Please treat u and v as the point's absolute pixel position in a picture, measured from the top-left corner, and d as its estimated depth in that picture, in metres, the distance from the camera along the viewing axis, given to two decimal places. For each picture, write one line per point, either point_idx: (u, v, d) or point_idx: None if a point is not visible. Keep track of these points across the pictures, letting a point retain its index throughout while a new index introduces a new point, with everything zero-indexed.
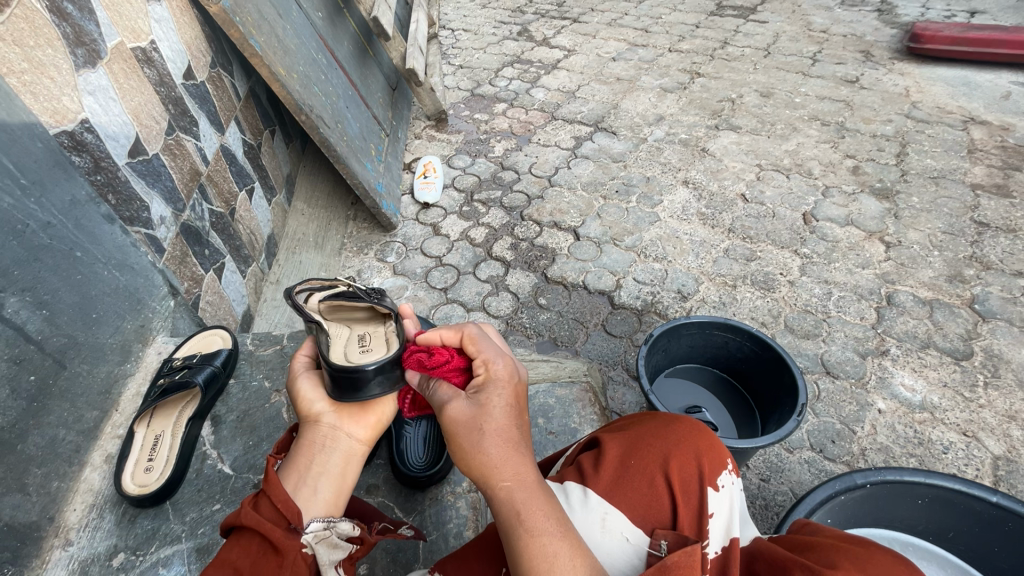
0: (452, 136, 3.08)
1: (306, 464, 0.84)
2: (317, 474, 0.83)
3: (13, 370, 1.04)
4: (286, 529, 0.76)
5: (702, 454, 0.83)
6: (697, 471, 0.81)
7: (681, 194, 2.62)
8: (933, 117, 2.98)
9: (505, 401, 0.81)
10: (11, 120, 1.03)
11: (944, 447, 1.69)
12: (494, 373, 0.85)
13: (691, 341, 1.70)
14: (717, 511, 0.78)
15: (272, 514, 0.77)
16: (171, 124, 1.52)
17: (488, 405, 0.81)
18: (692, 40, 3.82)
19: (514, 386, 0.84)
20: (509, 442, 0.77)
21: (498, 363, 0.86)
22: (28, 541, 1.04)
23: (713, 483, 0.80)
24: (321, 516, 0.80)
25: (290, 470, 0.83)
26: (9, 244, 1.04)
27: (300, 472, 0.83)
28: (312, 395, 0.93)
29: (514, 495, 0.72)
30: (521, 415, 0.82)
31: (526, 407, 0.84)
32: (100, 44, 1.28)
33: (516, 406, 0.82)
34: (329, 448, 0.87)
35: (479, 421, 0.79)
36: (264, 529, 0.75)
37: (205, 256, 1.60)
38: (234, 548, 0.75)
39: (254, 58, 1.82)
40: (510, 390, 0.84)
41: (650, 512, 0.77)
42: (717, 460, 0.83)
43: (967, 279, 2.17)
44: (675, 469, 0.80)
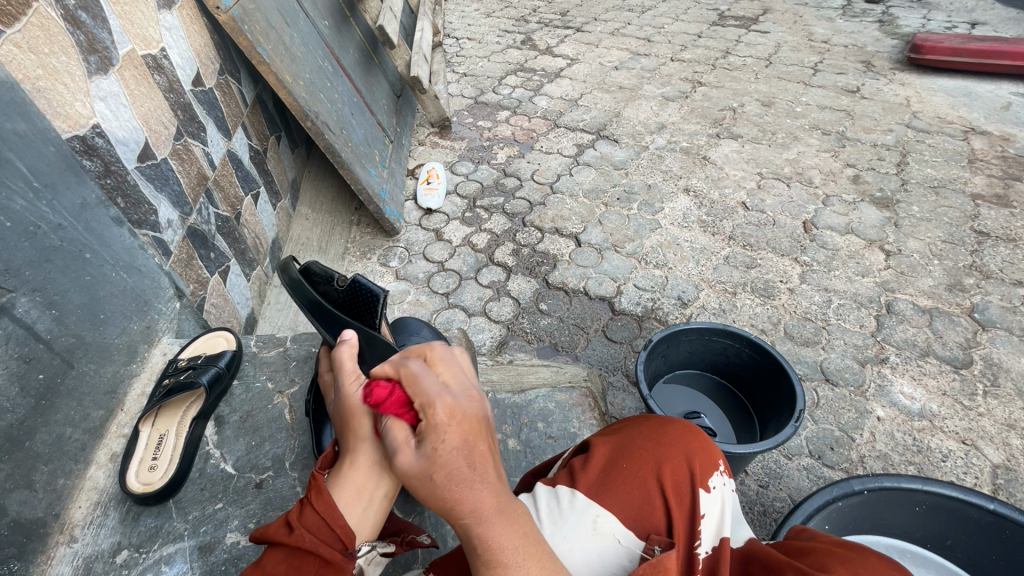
0: (456, 142, 3.11)
1: (360, 485, 0.79)
2: (369, 497, 0.79)
3: (22, 368, 1.07)
4: (343, 554, 0.75)
5: (694, 459, 0.85)
6: (688, 476, 0.82)
7: (682, 202, 2.64)
8: (934, 127, 3.00)
9: (451, 445, 0.70)
10: (26, 126, 1.06)
11: (943, 455, 1.69)
12: (436, 418, 0.72)
13: (691, 347, 1.72)
14: (708, 512, 0.81)
15: (328, 536, 0.75)
16: (179, 130, 1.55)
17: (435, 454, 0.69)
18: (694, 49, 3.86)
19: (464, 425, 0.72)
20: (462, 483, 0.68)
21: (437, 405, 0.73)
22: (33, 537, 1.06)
23: (704, 484, 0.83)
24: (368, 540, 0.81)
25: (341, 487, 0.79)
26: (22, 245, 1.07)
27: (351, 492, 0.79)
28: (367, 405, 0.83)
29: (475, 532, 0.67)
30: (477, 449, 0.71)
31: (482, 439, 0.73)
32: (112, 52, 1.31)
33: (469, 444, 0.71)
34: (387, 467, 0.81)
35: (429, 472, 0.69)
36: (324, 551, 0.73)
37: (211, 258, 1.62)
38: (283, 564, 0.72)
39: (261, 65, 1.86)
40: (461, 429, 0.72)
41: (644, 517, 0.78)
42: (709, 463, 0.86)
43: (967, 288, 2.18)
44: (668, 475, 0.81)
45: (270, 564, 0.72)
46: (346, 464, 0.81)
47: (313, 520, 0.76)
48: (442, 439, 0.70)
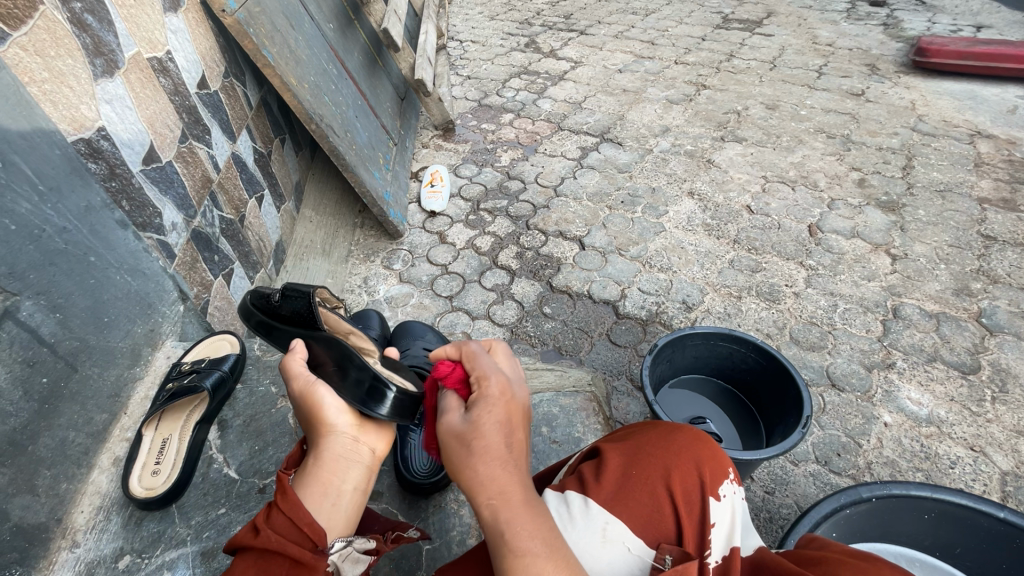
0: (459, 145, 3.11)
1: (327, 480, 0.80)
2: (338, 491, 0.80)
3: (26, 372, 1.06)
4: (314, 552, 0.74)
5: (703, 466, 0.84)
6: (698, 484, 0.82)
7: (686, 205, 2.63)
8: (939, 131, 2.99)
9: (495, 418, 0.77)
10: (31, 129, 1.06)
11: (951, 462, 1.68)
12: (489, 389, 0.81)
13: (696, 352, 1.71)
14: (718, 522, 0.80)
15: (297, 535, 0.74)
16: (184, 133, 1.55)
17: (482, 422, 0.77)
18: (697, 52, 3.85)
19: (508, 404, 0.80)
20: (497, 459, 0.73)
21: (493, 379, 0.83)
22: (36, 542, 1.05)
23: (714, 493, 0.82)
24: (342, 536, 0.79)
25: (308, 485, 0.79)
26: (26, 248, 1.07)
27: (319, 488, 0.79)
28: (330, 403, 0.88)
29: (500, 514, 0.69)
30: (514, 432, 0.78)
31: (521, 424, 0.80)
32: (118, 54, 1.31)
33: (508, 423, 0.78)
34: (354, 463, 0.84)
35: (469, 439, 0.75)
36: (293, 549, 0.72)
37: (215, 261, 1.62)
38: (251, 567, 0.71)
39: (266, 68, 1.86)
40: (506, 407, 0.80)
41: (653, 525, 0.76)
42: (719, 472, 0.85)
43: (974, 292, 2.17)
44: (677, 483, 0.80)
45: (240, 568, 0.71)
46: (311, 463, 0.82)
47: (280, 520, 0.75)
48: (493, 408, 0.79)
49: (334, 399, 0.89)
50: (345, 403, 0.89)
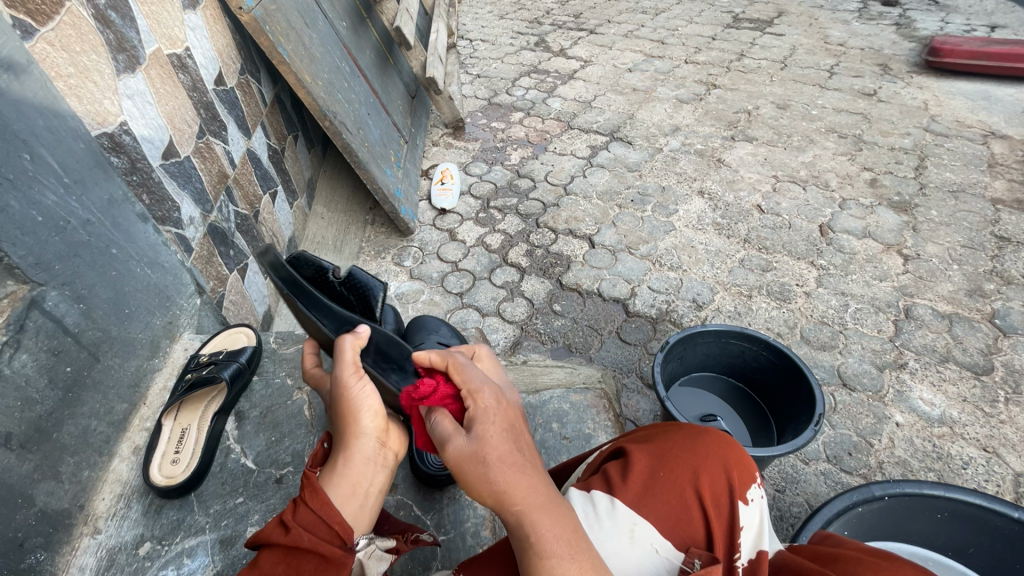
0: (470, 143, 3.12)
1: (356, 481, 0.81)
2: (366, 493, 0.81)
3: (52, 361, 1.08)
4: (341, 547, 0.78)
5: (731, 470, 0.84)
6: (726, 487, 0.82)
7: (697, 205, 2.63)
8: (952, 131, 2.97)
9: (500, 428, 0.75)
10: (57, 122, 1.08)
11: (964, 462, 1.67)
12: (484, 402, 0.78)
13: (707, 349, 1.71)
14: (746, 525, 0.81)
15: (326, 533, 0.77)
16: (202, 128, 1.57)
17: (488, 437, 0.74)
18: (708, 51, 3.85)
19: (506, 412, 0.78)
20: (515, 466, 0.72)
21: (485, 392, 0.79)
22: (59, 528, 1.07)
23: (742, 496, 0.83)
24: (365, 533, 0.82)
25: (334, 483, 0.80)
26: (51, 240, 1.08)
27: (347, 489, 0.80)
28: (365, 404, 0.84)
29: (528, 521, 0.70)
30: (522, 436, 0.76)
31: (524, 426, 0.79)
32: (139, 50, 1.33)
33: (513, 429, 0.76)
34: (380, 467, 0.84)
35: (481, 455, 0.72)
36: (322, 547, 0.75)
37: (230, 255, 1.64)
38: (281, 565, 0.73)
39: (281, 65, 1.88)
40: (504, 414, 0.78)
41: (682, 528, 0.78)
42: (747, 475, 0.86)
43: (988, 293, 2.15)
44: (705, 486, 0.81)
45: (267, 564, 0.74)
46: (339, 461, 0.82)
47: (309, 518, 0.77)
48: (492, 419, 0.76)
49: (371, 397, 0.85)
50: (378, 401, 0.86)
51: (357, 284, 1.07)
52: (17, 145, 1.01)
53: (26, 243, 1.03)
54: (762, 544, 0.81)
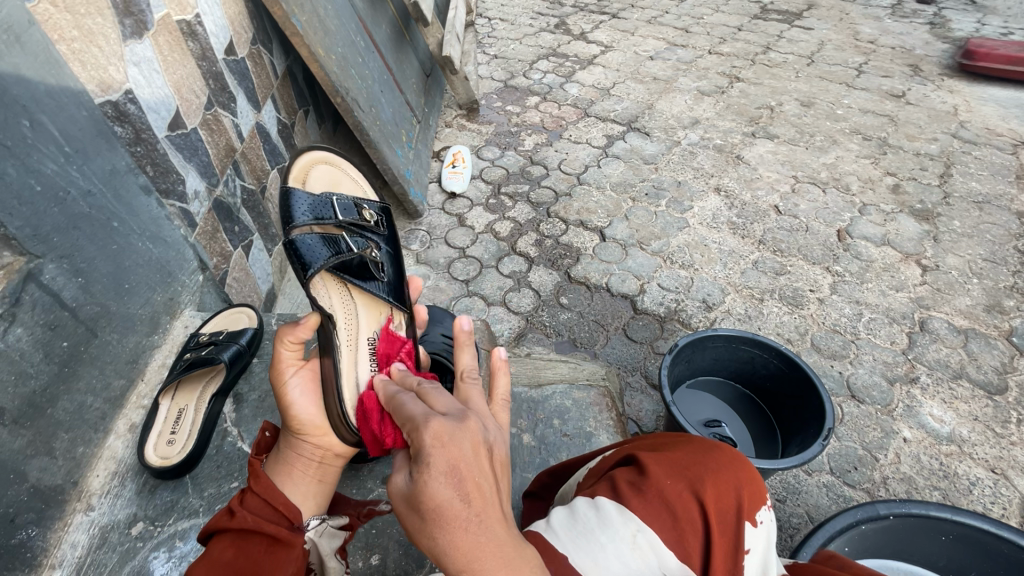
0: (483, 126, 3.05)
1: (300, 472, 0.90)
2: (306, 482, 0.90)
3: (48, 335, 1.05)
4: (289, 527, 0.83)
5: (742, 488, 0.79)
6: (736, 506, 0.77)
7: (712, 202, 2.57)
8: (981, 139, 2.87)
9: (439, 470, 0.64)
10: (58, 88, 1.04)
11: (971, 482, 1.64)
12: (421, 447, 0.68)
13: (716, 353, 1.67)
14: (754, 547, 0.76)
15: (272, 514, 0.83)
16: (210, 99, 1.52)
17: (423, 474, 0.65)
18: (733, 42, 3.73)
19: (448, 442, 0.67)
20: (453, 521, 0.61)
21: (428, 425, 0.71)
22: (52, 504, 1.06)
23: (752, 517, 0.78)
24: (315, 512, 0.90)
25: (278, 471, 0.89)
26: (50, 210, 1.05)
27: (288, 476, 0.89)
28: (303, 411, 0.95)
29: None
30: (470, 473, 0.65)
31: (478, 466, 0.66)
32: (147, 15, 1.29)
33: (458, 466, 0.65)
34: (325, 465, 0.93)
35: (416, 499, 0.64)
36: (272, 529, 0.80)
37: (235, 232, 1.61)
38: (231, 549, 0.77)
39: (294, 37, 1.82)
40: (448, 456, 0.66)
41: (685, 541, 0.72)
42: (757, 496, 0.81)
43: (1006, 310, 2.10)
44: (714, 501, 0.76)
45: (217, 551, 0.77)
46: (280, 454, 0.92)
47: (255, 503, 0.84)
48: (450, 443, 0.67)
49: (306, 404, 0.96)
50: (317, 404, 0.97)
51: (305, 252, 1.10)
52: (16, 111, 0.96)
53: (23, 214, 0.99)
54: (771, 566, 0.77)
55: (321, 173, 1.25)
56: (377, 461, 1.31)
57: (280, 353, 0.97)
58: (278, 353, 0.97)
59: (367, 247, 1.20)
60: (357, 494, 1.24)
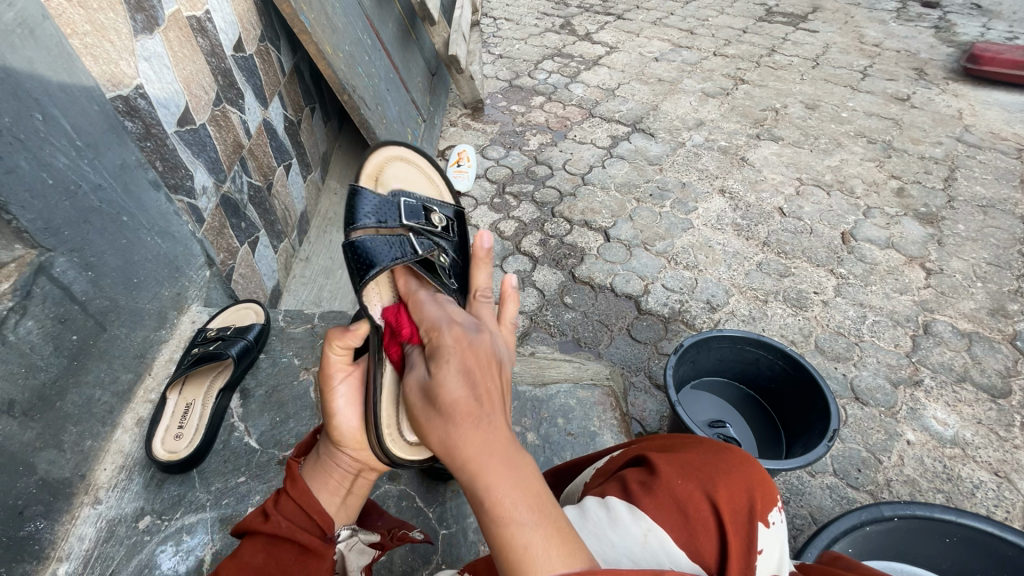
0: (488, 125, 3.06)
1: (338, 483, 0.88)
2: (342, 492, 0.87)
3: (58, 328, 1.06)
4: (322, 539, 0.81)
5: (755, 490, 0.79)
6: (748, 508, 0.77)
7: (717, 203, 2.57)
8: (986, 143, 2.87)
9: (452, 364, 0.70)
10: (71, 82, 1.05)
11: (974, 485, 1.64)
12: (441, 346, 0.75)
13: (721, 354, 1.67)
14: (766, 549, 0.76)
15: (303, 522, 0.80)
16: (218, 96, 1.53)
17: (438, 368, 0.71)
18: (737, 44, 3.73)
19: (460, 344, 0.74)
20: (460, 406, 0.64)
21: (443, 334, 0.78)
22: (60, 496, 1.07)
23: (764, 519, 0.78)
24: (347, 525, 0.87)
25: (313, 478, 0.87)
26: (62, 204, 1.05)
27: (323, 484, 0.86)
28: (347, 420, 0.91)
29: (472, 475, 0.59)
30: (480, 371, 0.69)
31: (486, 367, 0.70)
32: (158, 11, 1.29)
33: (467, 363, 0.70)
34: (360, 480, 0.89)
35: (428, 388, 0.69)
36: (303, 538, 0.77)
37: (241, 228, 1.62)
38: (262, 554, 0.75)
39: (302, 34, 1.82)
40: (460, 355, 0.72)
41: (697, 541, 0.72)
42: (769, 498, 0.80)
43: (1010, 314, 2.10)
44: (725, 503, 0.76)
45: (248, 554, 0.75)
46: (318, 460, 0.89)
47: (288, 509, 0.82)
48: (464, 346, 0.73)
49: (351, 413, 0.92)
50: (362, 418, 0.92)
51: (365, 252, 1.06)
52: (29, 104, 0.97)
53: (35, 207, 1.00)
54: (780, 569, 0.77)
55: (395, 171, 1.25)
56: None
57: (329, 356, 0.94)
58: (328, 356, 0.94)
59: (434, 251, 1.12)
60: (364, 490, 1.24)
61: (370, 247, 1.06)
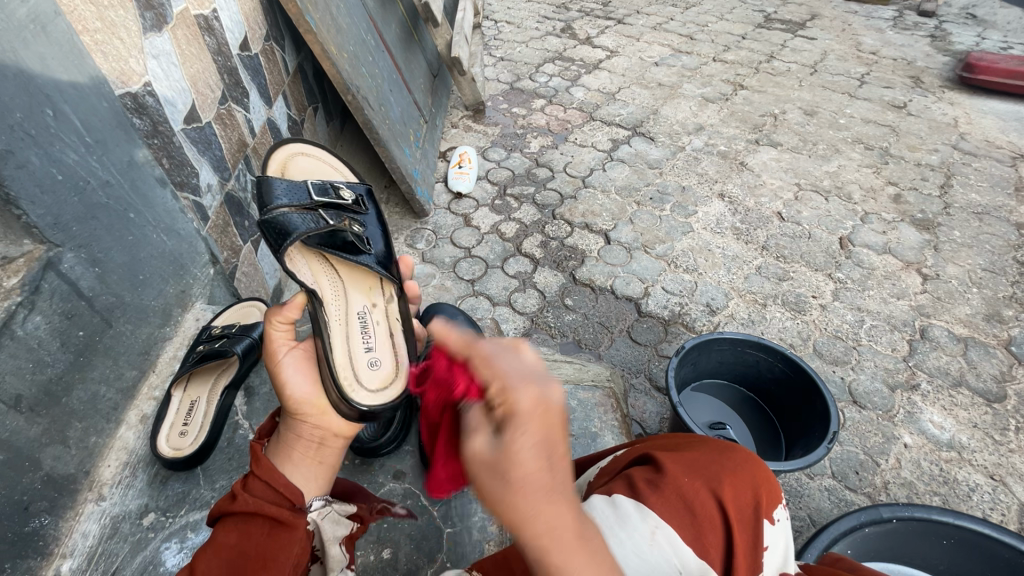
0: (489, 127, 3.07)
1: (305, 455, 0.86)
2: (308, 459, 0.86)
3: (65, 324, 1.06)
4: (291, 509, 0.79)
5: (759, 487, 0.81)
6: (753, 505, 0.78)
7: (716, 207, 2.59)
8: (981, 151, 2.91)
9: (532, 437, 0.60)
10: (81, 79, 1.05)
11: (970, 488, 1.66)
12: (517, 403, 0.63)
13: (721, 356, 1.69)
14: (771, 546, 0.77)
15: (273, 496, 0.79)
16: (224, 94, 1.53)
17: (513, 442, 0.60)
18: (737, 50, 3.76)
19: (543, 411, 0.62)
20: (539, 492, 0.58)
21: (519, 387, 0.65)
22: (65, 492, 1.06)
23: (769, 516, 0.79)
24: (320, 496, 0.86)
25: (279, 454, 0.84)
26: (71, 200, 1.05)
27: (290, 456, 0.84)
28: (298, 388, 0.93)
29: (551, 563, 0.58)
30: (558, 446, 0.61)
31: (562, 437, 0.62)
32: (166, 9, 1.30)
33: (550, 438, 0.61)
34: (326, 447, 0.88)
35: (502, 465, 0.59)
36: (272, 512, 0.76)
37: (245, 227, 1.62)
38: (234, 534, 0.74)
39: (307, 34, 1.83)
40: (540, 424, 0.61)
41: (704, 537, 0.73)
42: (774, 496, 0.82)
43: (1005, 319, 2.12)
44: (731, 500, 0.77)
45: (222, 535, 0.74)
46: (281, 436, 0.87)
47: (257, 485, 0.80)
48: (544, 412, 0.62)
49: (302, 382, 0.94)
50: (312, 383, 0.95)
51: (280, 226, 1.12)
52: (39, 100, 0.97)
53: (44, 202, 1.00)
54: (785, 568, 0.78)
55: (300, 164, 1.32)
56: (387, 456, 1.31)
57: (271, 333, 0.97)
58: (270, 334, 0.97)
59: (345, 220, 1.21)
60: (368, 488, 1.24)
61: (288, 223, 1.13)
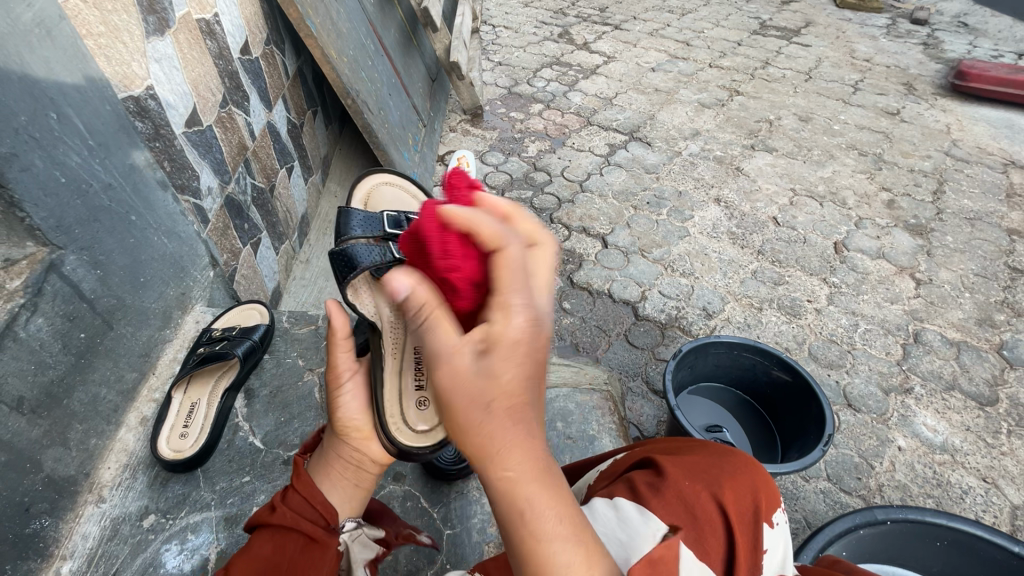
0: (487, 131, 3.08)
1: (342, 477, 0.87)
2: (346, 482, 0.87)
3: (66, 326, 1.06)
4: (325, 529, 0.81)
5: (758, 490, 0.82)
6: (754, 508, 0.79)
7: (713, 212, 2.61)
8: (973, 158, 2.94)
9: (518, 370, 0.60)
10: (84, 82, 1.05)
11: (963, 491, 1.68)
12: (508, 332, 0.60)
13: (718, 360, 1.70)
14: (771, 548, 0.78)
15: (310, 514, 0.82)
16: (225, 98, 1.54)
17: (496, 372, 0.60)
18: (732, 57, 3.80)
19: (532, 346, 0.61)
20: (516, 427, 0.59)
21: (517, 315, 0.61)
22: (65, 494, 1.06)
23: (769, 519, 0.80)
24: (352, 517, 0.88)
25: (319, 471, 0.87)
26: (74, 203, 1.06)
27: (329, 477, 0.86)
28: (350, 411, 0.91)
29: (514, 495, 0.59)
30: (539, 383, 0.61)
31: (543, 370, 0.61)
32: (169, 13, 1.30)
33: (532, 374, 0.61)
34: (362, 472, 0.88)
35: (482, 393, 0.59)
36: (306, 528, 0.79)
37: (244, 229, 1.62)
38: (268, 545, 0.77)
39: (308, 39, 1.84)
40: (527, 358, 0.60)
41: (705, 540, 0.73)
42: (773, 500, 0.83)
43: (997, 324, 2.15)
44: (731, 503, 0.78)
45: (256, 546, 0.77)
46: (323, 452, 0.89)
47: (295, 500, 0.83)
48: (532, 348, 0.61)
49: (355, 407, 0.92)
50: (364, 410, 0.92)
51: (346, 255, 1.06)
52: (44, 103, 0.98)
53: (48, 205, 1.00)
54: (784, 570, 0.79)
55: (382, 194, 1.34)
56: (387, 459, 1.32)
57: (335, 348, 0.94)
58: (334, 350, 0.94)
59: None
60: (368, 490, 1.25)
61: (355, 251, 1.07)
